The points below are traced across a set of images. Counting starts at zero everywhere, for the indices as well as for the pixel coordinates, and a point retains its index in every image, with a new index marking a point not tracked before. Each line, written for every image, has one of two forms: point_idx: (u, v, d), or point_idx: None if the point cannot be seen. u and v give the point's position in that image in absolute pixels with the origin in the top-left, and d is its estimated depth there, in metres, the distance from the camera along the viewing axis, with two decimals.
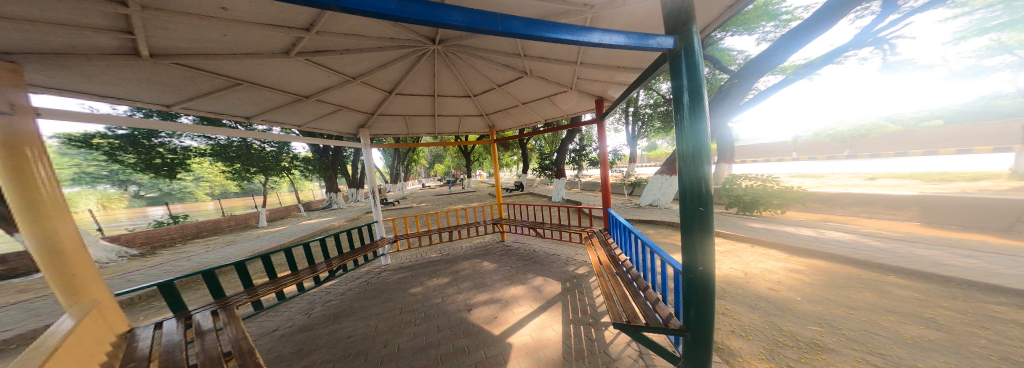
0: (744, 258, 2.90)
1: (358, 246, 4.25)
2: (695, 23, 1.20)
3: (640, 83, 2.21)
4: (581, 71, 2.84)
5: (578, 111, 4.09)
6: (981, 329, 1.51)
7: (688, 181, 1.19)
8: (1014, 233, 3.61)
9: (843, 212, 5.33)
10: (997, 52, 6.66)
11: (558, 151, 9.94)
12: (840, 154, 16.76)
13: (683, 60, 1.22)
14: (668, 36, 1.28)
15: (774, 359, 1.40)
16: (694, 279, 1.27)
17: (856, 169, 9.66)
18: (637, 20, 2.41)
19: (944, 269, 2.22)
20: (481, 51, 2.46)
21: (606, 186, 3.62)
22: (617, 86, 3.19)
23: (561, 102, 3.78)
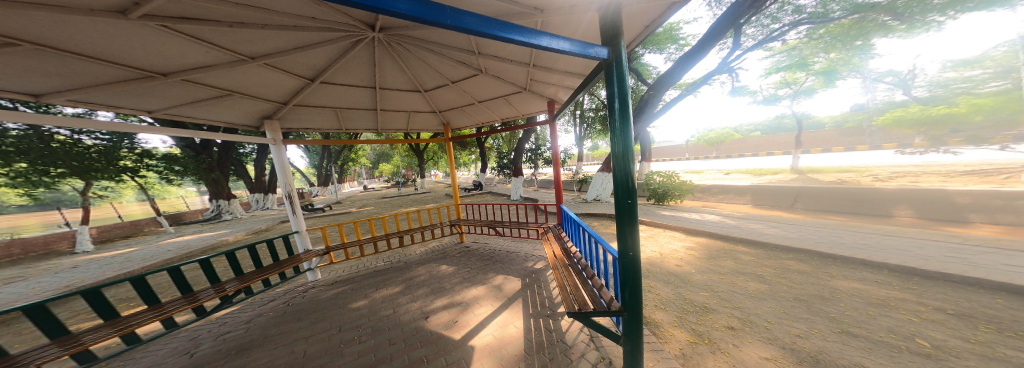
0: (660, 241, 3.69)
1: (271, 263, 3.40)
2: (622, 39, 1.46)
3: (583, 89, 2.44)
4: (534, 73, 2.89)
5: (532, 112, 4.20)
6: (784, 278, 2.39)
7: (619, 171, 1.42)
8: (794, 208, 5.74)
9: (715, 198, 7.34)
10: (785, 86, 10.08)
11: (515, 151, 10.14)
12: (711, 154, 22.76)
13: (614, 69, 1.45)
14: (603, 47, 1.51)
15: (683, 325, 1.87)
16: (626, 261, 1.55)
17: (720, 166, 13.38)
18: (580, 28, 2.56)
19: (765, 238, 3.37)
20: (431, 44, 2.21)
21: (559, 184, 3.88)
22: (566, 90, 3.40)
23: (516, 102, 3.80)
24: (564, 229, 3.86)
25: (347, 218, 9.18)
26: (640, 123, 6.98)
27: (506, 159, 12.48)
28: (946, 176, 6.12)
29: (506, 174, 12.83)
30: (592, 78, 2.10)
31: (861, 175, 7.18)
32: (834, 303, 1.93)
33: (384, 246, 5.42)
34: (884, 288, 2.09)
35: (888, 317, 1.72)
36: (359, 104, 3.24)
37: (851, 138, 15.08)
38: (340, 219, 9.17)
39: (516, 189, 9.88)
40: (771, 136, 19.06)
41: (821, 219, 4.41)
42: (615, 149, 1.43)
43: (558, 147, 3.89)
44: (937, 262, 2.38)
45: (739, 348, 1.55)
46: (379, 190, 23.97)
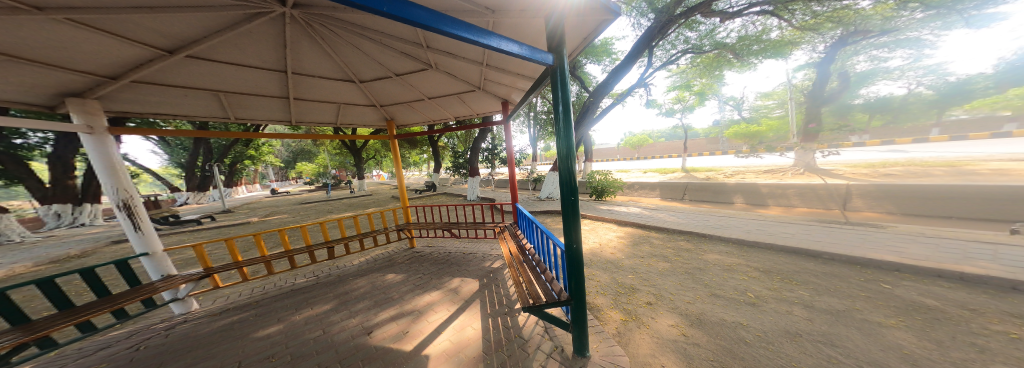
0: (600, 233, 4.34)
1: (97, 301, 2.19)
2: (564, 48, 1.58)
3: (532, 92, 2.52)
4: (488, 73, 2.78)
5: (486, 111, 4.10)
6: (679, 256, 3.21)
7: (563, 165, 1.54)
8: (686, 198, 7.63)
9: (636, 193, 9.02)
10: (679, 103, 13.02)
11: (472, 150, 9.85)
12: (632, 155, 27.55)
13: (558, 76, 1.57)
14: (549, 53, 1.60)
15: (617, 306, 2.29)
16: (571, 253, 1.74)
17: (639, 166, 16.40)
18: (532, 32, 2.46)
19: (669, 224, 4.40)
20: (367, 31, 1.84)
21: (513, 184, 3.99)
22: (519, 92, 3.40)
23: (470, 101, 3.63)
24: (520, 227, 4.03)
25: (246, 230, 7.07)
26: (582, 127, 7.74)
27: (462, 159, 11.87)
28: (760, 173, 9.15)
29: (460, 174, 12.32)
30: (541, 81, 2.17)
31: (721, 173, 10.01)
32: (707, 272, 2.73)
33: (306, 259, 4.47)
34: (732, 256, 3.10)
35: (734, 278, 2.57)
36: (254, 85, 2.43)
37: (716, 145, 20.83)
38: (232, 233, 6.96)
39: (471, 190, 9.72)
40: (671, 143, 24.46)
41: (701, 208, 6.05)
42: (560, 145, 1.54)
43: (512, 147, 3.89)
44: (758, 235, 3.64)
45: (656, 319, 2.02)
46: (293, 194, 19.23)
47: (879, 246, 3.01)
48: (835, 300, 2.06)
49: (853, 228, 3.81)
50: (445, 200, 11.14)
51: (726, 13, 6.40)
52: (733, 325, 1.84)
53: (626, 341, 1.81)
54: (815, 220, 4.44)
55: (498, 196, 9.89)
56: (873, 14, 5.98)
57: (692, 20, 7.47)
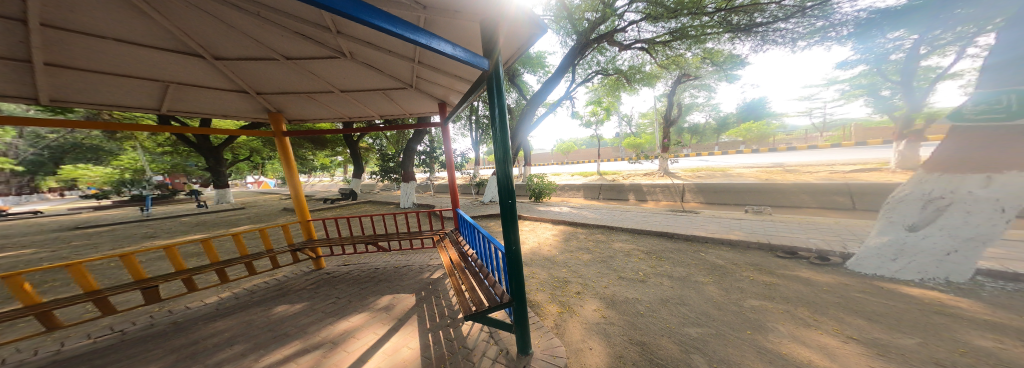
0: (539, 234, 4.80)
1: None
2: (500, 54, 1.58)
3: (470, 95, 2.44)
4: (421, 72, 2.52)
5: (419, 110, 3.73)
6: (597, 247, 3.90)
7: (501, 167, 1.53)
8: (601, 196, 9.34)
9: (566, 194, 10.36)
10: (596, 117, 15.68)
11: (405, 153, 8.85)
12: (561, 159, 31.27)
13: (494, 81, 1.55)
14: (484, 59, 1.59)
15: (556, 300, 2.54)
16: (510, 255, 1.71)
17: (567, 170, 18.82)
18: (470, 38, 2.31)
19: (591, 220, 5.27)
20: (240, 4, 1.34)
21: (454, 189, 3.80)
22: (458, 94, 3.22)
23: (398, 98, 3.20)
24: (462, 233, 3.89)
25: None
26: (521, 132, 8.17)
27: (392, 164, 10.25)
28: (646, 175, 12.14)
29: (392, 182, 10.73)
30: (478, 84, 2.10)
31: (622, 176, 12.68)
32: (615, 258, 3.44)
33: (94, 311, 2.83)
34: (630, 243, 4.02)
35: (631, 261, 3.34)
36: None
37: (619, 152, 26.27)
38: None
39: (405, 198, 8.92)
40: (588, 150, 29.23)
41: (612, 205, 7.53)
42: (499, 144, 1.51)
43: (451, 150, 3.67)
44: (646, 224, 4.86)
45: (584, 307, 2.38)
46: (82, 214, 11.95)
47: (706, 225, 4.56)
48: (684, 268, 2.99)
49: (695, 214, 5.63)
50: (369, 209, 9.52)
51: (623, 45, 8.05)
52: (632, 300, 2.39)
53: (563, 332, 2.01)
54: (677, 210, 6.29)
55: (436, 203, 9.26)
56: (700, 64, 8.75)
57: (602, 46, 9.00)
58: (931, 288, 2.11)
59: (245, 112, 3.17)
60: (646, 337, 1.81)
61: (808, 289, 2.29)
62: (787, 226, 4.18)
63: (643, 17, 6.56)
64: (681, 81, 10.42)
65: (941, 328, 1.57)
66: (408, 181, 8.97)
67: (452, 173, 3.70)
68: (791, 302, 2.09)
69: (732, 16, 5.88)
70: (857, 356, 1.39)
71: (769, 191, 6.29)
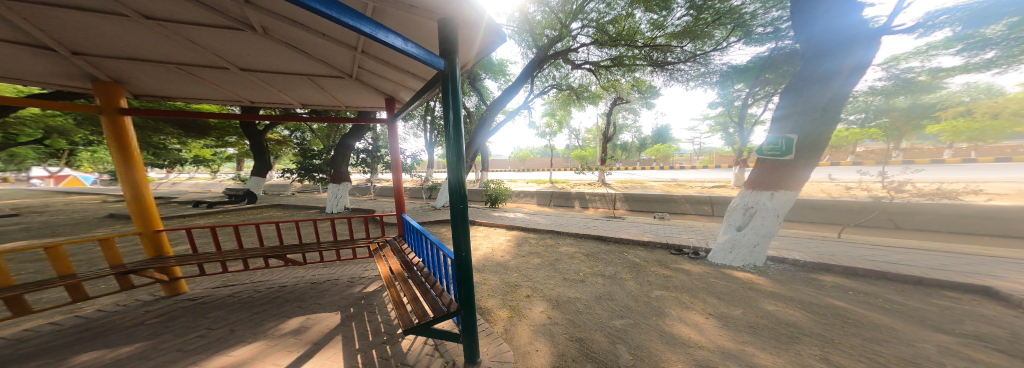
0: (493, 239, 4.78)
1: None
2: (457, 57, 1.53)
3: (423, 93, 2.29)
4: (364, 63, 2.28)
5: (356, 102, 3.34)
6: (546, 251, 4.11)
7: (453, 170, 1.47)
8: (552, 202, 9.96)
9: (520, 200, 10.68)
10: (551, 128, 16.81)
11: (339, 150, 7.78)
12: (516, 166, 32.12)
13: (449, 83, 1.49)
14: (441, 58, 1.52)
15: (506, 304, 2.55)
16: (460, 262, 1.62)
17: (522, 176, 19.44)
18: (423, 34, 2.16)
19: (541, 225, 5.55)
20: None
21: (400, 193, 3.47)
22: (410, 93, 3.00)
23: (329, 87, 2.81)
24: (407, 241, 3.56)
25: None
26: (479, 137, 8.10)
27: (317, 161, 8.78)
28: (590, 185, 13.53)
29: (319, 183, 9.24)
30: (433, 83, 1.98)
31: (571, 185, 13.78)
32: (560, 261, 3.68)
33: None
34: (575, 246, 4.36)
35: (575, 263, 3.62)
36: None
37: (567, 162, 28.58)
38: None
39: (334, 201, 7.78)
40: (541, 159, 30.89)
41: (561, 211, 8.10)
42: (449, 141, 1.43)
43: (399, 148, 3.35)
44: (587, 228, 5.39)
45: (532, 309, 2.44)
46: None
47: (633, 229, 5.33)
48: (613, 267, 3.40)
49: (626, 219, 6.53)
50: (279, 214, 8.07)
51: (576, 64, 8.93)
52: (573, 299, 2.58)
53: (511, 336, 2.01)
54: (612, 216, 7.17)
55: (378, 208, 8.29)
56: (632, 91, 10.34)
57: (558, 63, 9.73)
58: (760, 272, 2.99)
59: (56, 71, 2.16)
60: (583, 333, 1.97)
61: (700, 278, 2.90)
62: (687, 228, 5.24)
63: (591, 41, 7.36)
64: (618, 103, 12.13)
65: (757, 303, 2.28)
66: (340, 182, 7.84)
67: (399, 175, 3.38)
68: (685, 291, 2.60)
69: (653, 54, 7.16)
70: (717, 330, 1.87)
71: (678, 199, 7.74)
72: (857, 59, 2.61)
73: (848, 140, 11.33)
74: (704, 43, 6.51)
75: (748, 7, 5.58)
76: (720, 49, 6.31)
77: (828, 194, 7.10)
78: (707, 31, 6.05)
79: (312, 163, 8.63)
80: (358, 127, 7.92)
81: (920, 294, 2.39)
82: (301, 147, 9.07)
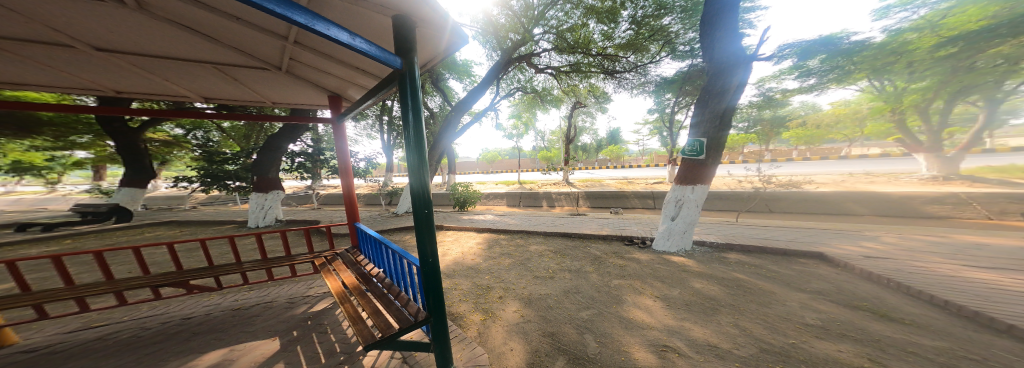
0: (463, 243, 4.68)
1: None
2: (415, 55, 1.48)
3: (375, 92, 2.13)
4: (298, 54, 2.02)
5: (282, 94, 2.95)
6: (516, 251, 4.18)
7: (413, 173, 1.40)
8: (521, 203, 10.15)
9: (490, 202, 10.64)
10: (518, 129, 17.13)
11: (264, 153, 6.71)
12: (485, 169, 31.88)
13: (407, 84, 1.42)
14: (397, 57, 1.45)
15: (477, 307, 2.51)
16: (427, 269, 1.54)
17: (490, 178, 19.36)
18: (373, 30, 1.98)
19: (511, 226, 5.61)
20: None
21: (351, 199, 3.20)
22: (360, 91, 2.77)
23: (243, 77, 2.42)
24: (363, 253, 3.22)
25: None
26: (444, 139, 7.84)
27: (230, 167, 7.12)
28: (557, 184, 14.15)
29: (236, 193, 7.55)
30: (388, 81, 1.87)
31: (538, 185, 14.23)
32: (530, 260, 3.77)
33: None
34: (544, 244, 4.52)
35: (544, 259, 3.77)
36: None
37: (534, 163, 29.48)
38: None
39: (255, 215, 6.90)
40: (508, 161, 31.20)
41: (530, 211, 8.32)
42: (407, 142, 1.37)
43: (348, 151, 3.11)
44: (554, 226, 5.64)
45: (505, 309, 2.45)
46: None
47: (595, 224, 5.75)
48: (577, 262, 3.61)
49: (589, 216, 7.01)
50: (185, 234, 7.01)
51: (539, 69, 9.29)
52: (543, 295, 2.68)
53: (485, 339, 1.99)
54: (576, 213, 7.63)
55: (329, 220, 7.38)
56: (590, 96, 11.19)
57: (522, 66, 9.97)
58: (692, 254, 3.54)
59: None
60: (553, 327, 2.06)
61: (650, 264, 3.28)
62: (639, 220, 5.87)
63: (552, 47, 7.73)
64: (577, 107, 13.00)
65: (689, 282, 2.70)
66: (261, 192, 6.92)
67: (349, 180, 3.11)
68: (636, 277, 2.92)
69: (605, 63, 7.85)
70: (662, 310, 2.16)
71: (632, 194, 8.61)
72: (745, 77, 3.33)
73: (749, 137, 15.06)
74: (643, 55, 7.40)
75: (673, 26, 6.66)
76: (653, 62, 7.35)
77: (740, 184, 8.72)
78: (645, 45, 6.98)
79: (221, 170, 6.90)
80: (289, 127, 6.78)
81: (792, 261, 3.15)
82: (204, 150, 7.18)
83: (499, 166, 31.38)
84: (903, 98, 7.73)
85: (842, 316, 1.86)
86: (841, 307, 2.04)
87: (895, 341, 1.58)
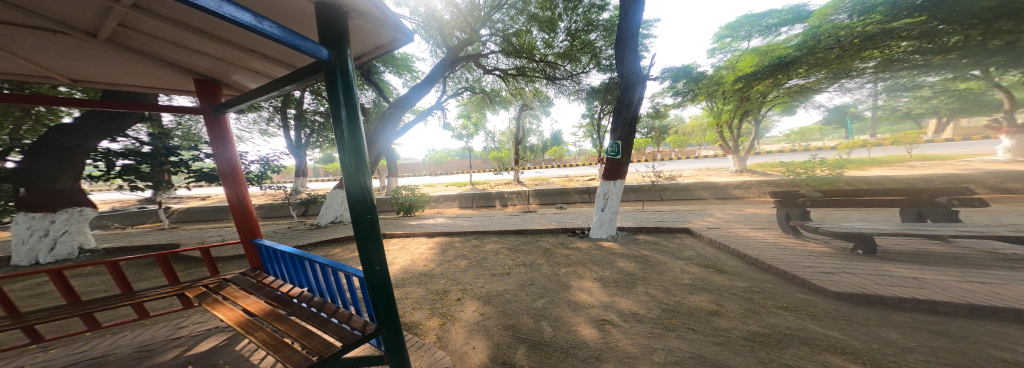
0: (411, 250, 4.39)
1: None
2: (348, 44, 1.15)
3: (276, 88, 1.59)
4: (134, 20, 1.39)
5: (103, 67, 2.03)
6: (472, 252, 4.21)
7: (353, 192, 1.11)
8: (473, 204, 10.10)
9: (441, 205, 10.21)
10: (467, 130, 16.85)
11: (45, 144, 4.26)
12: (432, 171, 30.19)
13: (339, 78, 1.08)
14: (324, 47, 1.09)
15: (433, 314, 2.43)
16: (374, 280, 1.26)
17: (438, 180, 18.45)
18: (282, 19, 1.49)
19: (462, 228, 5.56)
20: None
21: (245, 208, 2.53)
22: (251, 77, 2.32)
23: (16, 38, 1.55)
24: (273, 273, 2.23)
25: None
26: (382, 138, 7.10)
27: None
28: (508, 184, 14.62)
29: None
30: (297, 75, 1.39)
31: (491, 185, 14.45)
32: (484, 260, 3.86)
33: None
34: (499, 243, 4.70)
35: (500, 257, 3.94)
36: None
37: (484, 164, 29.62)
38: None
39: (23, 247, 4.47)
40: (457, 161, 30.36)
41: (482, 211, 8.39)
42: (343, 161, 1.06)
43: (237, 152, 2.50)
44: (505, 225, 5.87)
45: (464, 311, 2.47)
46: None
47: (542, 220, 6.26)
48: (529, 256, 3.90)
49: (537, 213, 7.57)
50: None
51: (488, 70, 9.46)
52: (499, 293, 2.80)
53: (445, 343, 1.96)
54: (526, 211, 8.13)
55: (221, 239, 5.68)
56: (535, 99, 11.93)
57: (470, 66, 9.90)
58: (617, 239, 4.30)
59: None
60: (512, 320, 2.22)
61: (587, 252, 3.82)
62: (579, 214, 6.70)
63: (499, 49, 7.94)
64: (524, 110, 13.79)
65: (616, 262, 3.30)
66: (35, 212, 4.49)
67: (241, 188, 2.46)
68: (577, 264, 3.37)
69: (547, 69, 8.51)
70: (600, 290, 2.59)
71: (573, 191, 9.71)
72: (640, 94, 4.24)
73: (652, 142, 21.24)
74: (578, 66, 8.34)
75: (598, 41, 7.79)
76: (584, 73, 8.44)
77: (646, 177, 10.96)
78: (578, 56, 7.91)
79: None
80: (101, 113, 4.46)
81: (680, 237, 4.21)
82: None
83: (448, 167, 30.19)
84: (724, 116, 11.42)
85: (701, 275, 2.69)
86: (701, 268, 2.89)
87: (727, 287, 2.39)
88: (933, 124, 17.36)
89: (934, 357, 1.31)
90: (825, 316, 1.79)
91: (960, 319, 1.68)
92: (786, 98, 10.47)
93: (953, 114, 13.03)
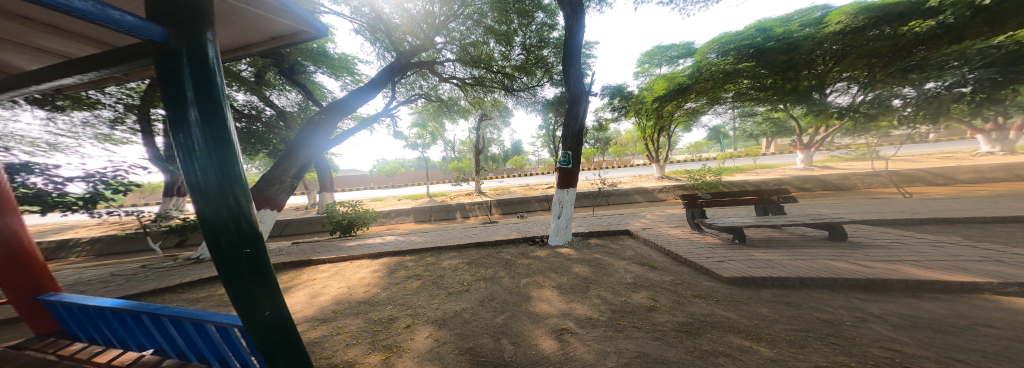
0: (351, 275, 3.79)
1: None
2: (211, 26, 0.84)
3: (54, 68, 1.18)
4: None
5: None
6: (426, 270, 3.87)
7: (213, 220, 0.77)
8: (429, 218, 9.46)
9: (391, 221, 9.24)
10: (422, 140, 15.92)
11: None
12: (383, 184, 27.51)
13: (190, 67, 0.77)
14: (161, 26, 0.75)
15: (375, 348, 2.09)
16: (268, 329, 0.91)
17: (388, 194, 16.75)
18: None
19: (416, 246, 5.10)
20: None
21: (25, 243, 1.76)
22: (24, 55, 1.72)
23: None
24: (87, 339, 1.52)
25: None
26: (313, 146, 6.11)
27: None
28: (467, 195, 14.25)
29: None
30: (140, 49, 1.03)
31: (451, 197, 13.84)
32: (439, 278, 3.56)
33: None
34: (458, 258, 4.41)
35: (456, 274, 3.70)
36: None
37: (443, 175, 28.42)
38: None
39: None
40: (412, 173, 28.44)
41: (440, 225, 7.89)
42: (187, 181, 0.71)
43: None
44: (463, 238, 5.61)
45: (414, 339, 2.19)
46: None
47: (502, 230, 6.23)
48: (488, 270, 3.77)
49: (498, 223, 7.52)
50: None
51: (444, 79, 9.25)
52: (446, 315, 2.57)
53: None
54: (487, 222, 8.00)
55: None
56: (493, 110, 12.06)
57: (425, 73, 9.52)
58: (571, 245, 4.54)
59: None
60: (470, 342, 2.05)
61: (545, 260, 3.90)
62: (537, 222, 6.91)
63: (455, 58, 7.86)
64: (483, 120, 13.85)
65: (572, 268, 3.46)
66: None
67: None
68: (535, 274, 3.40)
69: (505, 80, 8.72)
70: (557, 298, 2.65)
71: (533, 199, 10.00)
72: (585, 108, 4.68)
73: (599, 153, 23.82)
74: (533, 79, 8.79)
75: (549, 57, 8.38)
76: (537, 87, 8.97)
77: (593, 184, 12.09)
78: (533, 70, 8.41)
79: None
80: None
81: (624, 238, 4.69)
82: None
83: (402, 179, 27.96)
84: (648, 131, 13.55)
85: (639, 273, 3.02)
86: (639, 266, 3.24)
87: (659, 282, 2.72)
88: (767, 142, 24.67)
89: (789, 325, 1.70)
90: (724, 300, 2.18)
91: (798, 289, 2.27)
92: (691, 118, 13.18)
93: (779, 135, 18.72)
